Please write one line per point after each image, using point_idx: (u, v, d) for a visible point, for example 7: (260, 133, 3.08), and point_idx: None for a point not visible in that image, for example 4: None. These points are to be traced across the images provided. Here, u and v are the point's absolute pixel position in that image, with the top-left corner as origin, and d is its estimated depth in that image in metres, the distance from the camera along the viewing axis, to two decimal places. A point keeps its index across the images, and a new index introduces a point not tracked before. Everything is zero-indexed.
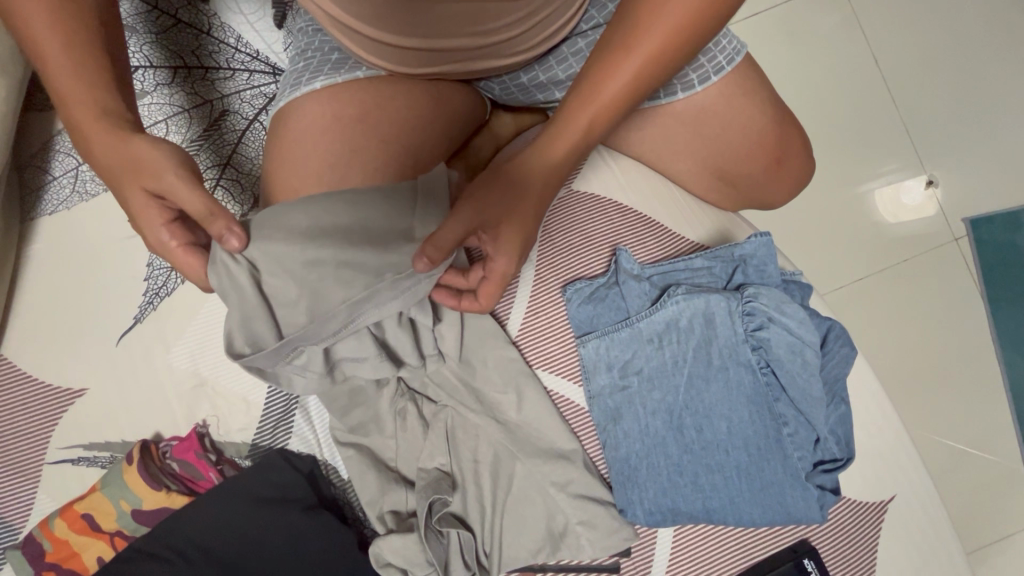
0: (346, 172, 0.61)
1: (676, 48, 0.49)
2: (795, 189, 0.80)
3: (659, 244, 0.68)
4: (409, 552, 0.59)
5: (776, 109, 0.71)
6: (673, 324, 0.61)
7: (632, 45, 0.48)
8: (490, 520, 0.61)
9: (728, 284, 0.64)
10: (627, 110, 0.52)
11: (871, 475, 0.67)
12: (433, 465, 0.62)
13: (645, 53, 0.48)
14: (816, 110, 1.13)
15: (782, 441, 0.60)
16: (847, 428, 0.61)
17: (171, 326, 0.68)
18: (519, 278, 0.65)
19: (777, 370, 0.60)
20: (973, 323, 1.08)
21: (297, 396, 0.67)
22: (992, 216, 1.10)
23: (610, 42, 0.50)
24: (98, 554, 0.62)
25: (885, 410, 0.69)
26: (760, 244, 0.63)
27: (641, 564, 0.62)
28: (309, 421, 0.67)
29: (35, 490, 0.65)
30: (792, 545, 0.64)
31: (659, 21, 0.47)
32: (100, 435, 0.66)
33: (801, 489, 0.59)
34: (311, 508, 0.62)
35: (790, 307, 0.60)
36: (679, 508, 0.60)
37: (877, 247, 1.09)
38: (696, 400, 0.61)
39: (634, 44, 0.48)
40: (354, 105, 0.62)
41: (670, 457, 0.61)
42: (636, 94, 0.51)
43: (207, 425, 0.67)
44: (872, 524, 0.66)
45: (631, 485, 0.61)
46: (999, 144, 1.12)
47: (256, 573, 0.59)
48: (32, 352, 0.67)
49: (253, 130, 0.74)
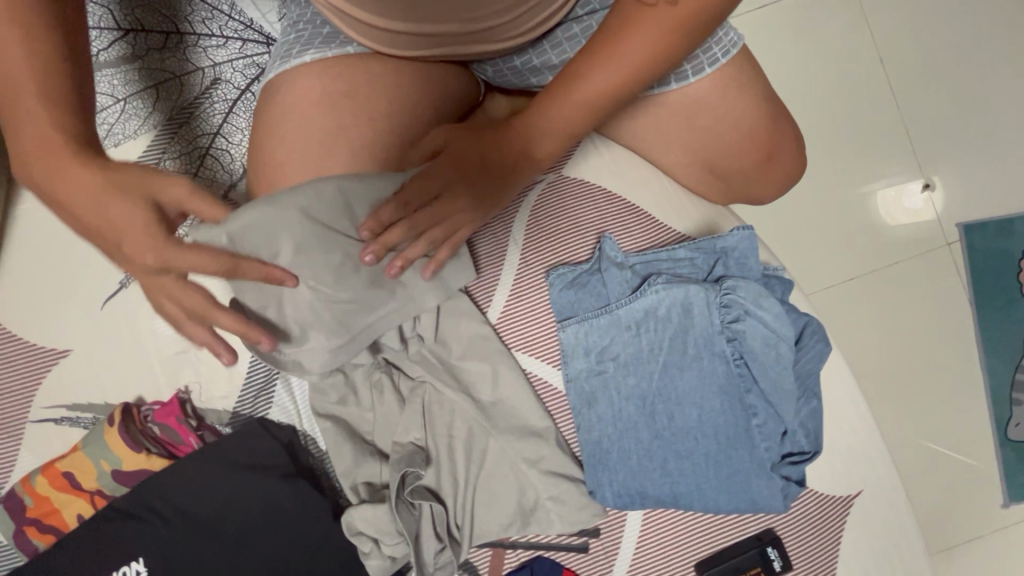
0: (332, 149, 0.61)
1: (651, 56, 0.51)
2: (785, 185, 0.80)
3: (645, 233, 0.69)
4: (384, 523, 0.61)
5: (769, 104, 0.71)
6: (651, 313, 0.62)
7: (610, 51, 0.51)
8: (463, 498, 0.62)
9: (708, 276, 0.64)
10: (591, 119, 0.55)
11: (840, 469, 0.68)
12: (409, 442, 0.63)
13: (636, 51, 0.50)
14: (815, 106, 1.13)
15: (750, 431, 0.61)
16: (818, 422, 0.62)
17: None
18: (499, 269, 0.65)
19: (750, 362, 0.60)
20: (958, 327, 1.09)
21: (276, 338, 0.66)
22: (985, 223, 1.10)
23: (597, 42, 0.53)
24: (78, 511, 0.64)
25: (859, 408, 0.70)
26: (742, 237, 0.63)
27: (608, 546, 0.64)
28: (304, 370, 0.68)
29: (18, 446, 0.66)
30: (757, 533, 0.66)
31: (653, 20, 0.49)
32: (83, 395, 0.67)
33: (766, 478, 0.61)
34: (288, 475, 0.63)
35: (767, 301, 0.60)
36: (647, 492, 0.62)
37: (868, 248, 1.10)
38: (669, 388, 0.62)
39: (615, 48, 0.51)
40: (344, 80, 0.62)
41: (640, 441, 0.62)
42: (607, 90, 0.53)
43: (189, 391, 0.68)
44: (838, 516, 0.68)
45: (602, 467, 0.62)
46: (998, 150, 1.12)
47: (233, 535, 0.61)
48: (19, 313, 0.68)
49: (244, 100, 0.74)
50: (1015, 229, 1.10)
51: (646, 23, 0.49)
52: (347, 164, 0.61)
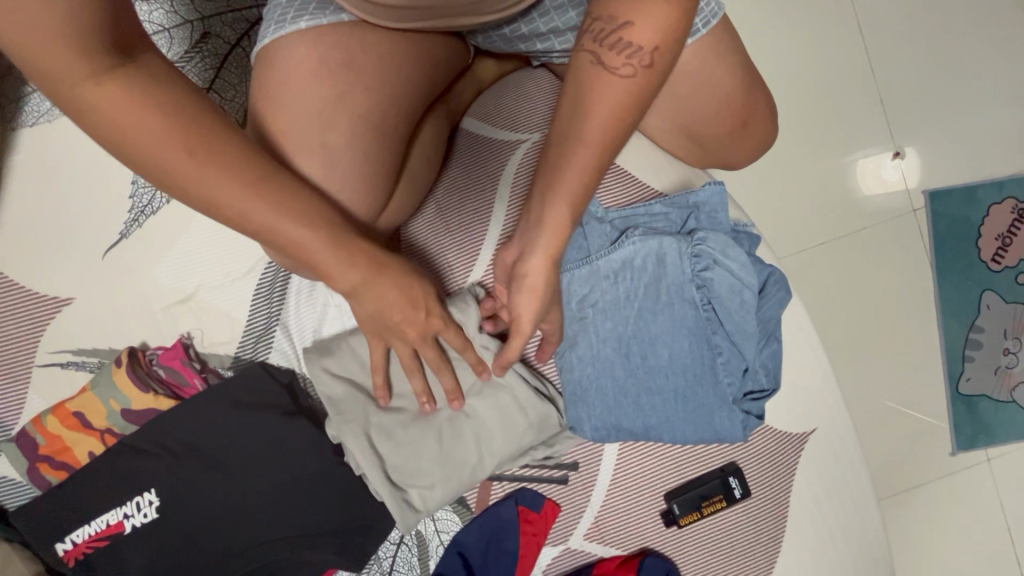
0: (333, 117, 0.64)
1: (624, 116, 0.55)
2: (760, 150, 0.84)
3: (625, 191, 0.73)
4: (391, 458, 0.66)
5: (746, 72, 0.74)
6: (629, 263, 0.66)
7: (586, 127, 0.55)
8: (471, 433, 0.67)
9: (681, 229, 0.69)
10: (599, 175, 0.57)
11: (797, 409, 0.75)
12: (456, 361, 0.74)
13: (608, 113, 0.55)
14: (795, 75, 1.16)
15: (715, 368, 0.67)
16: (777, 363, 0.68)
17: (166, 235, 0.71)
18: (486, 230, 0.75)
19: (716, 307, 0.66)
20: (918, 289, 1.16)
21: (286, 270, 0.71)
22: (949, 190, 1.16)
23: (568, 118, 0.56)
24: (89, 448, 0.68)
25: (818, 355, 0.76)
26: (713, 192, 0.68)
27: (586, 478, 0.72)
28: (315, 294, 0.70)
29: (26, 388, 0.69)
30: (721, 465, 0.73)
31: (609, 89, 0.54)
32: (88, 341, 0.70)
33: (728, 412, 0.67)
34: (290, 414, 0.67)
35: (734, 251, 0.65)
36: (622, 425, 0.68)
37: (838, 214, 1.16)
38: (644, 330, 0.67)
39: (587, 126, 0.55)
40: (340, 49, 0.64)
41: (617, 380, 0.67)
42: (602, 165, 0.57)
43: (191, 336, 0.71)
44: (793, 451, 0.75)
45: (581, 404, 0.68)
46: (967, 120, 1.17)
47: (237, 470, 0.65)
48: (21, 263, 0.70)
49: (235, 55, 0.76)
50: (977, 196, 1.16)
51: (614, 87, 0.54)
52: (347, 127, 0.65)
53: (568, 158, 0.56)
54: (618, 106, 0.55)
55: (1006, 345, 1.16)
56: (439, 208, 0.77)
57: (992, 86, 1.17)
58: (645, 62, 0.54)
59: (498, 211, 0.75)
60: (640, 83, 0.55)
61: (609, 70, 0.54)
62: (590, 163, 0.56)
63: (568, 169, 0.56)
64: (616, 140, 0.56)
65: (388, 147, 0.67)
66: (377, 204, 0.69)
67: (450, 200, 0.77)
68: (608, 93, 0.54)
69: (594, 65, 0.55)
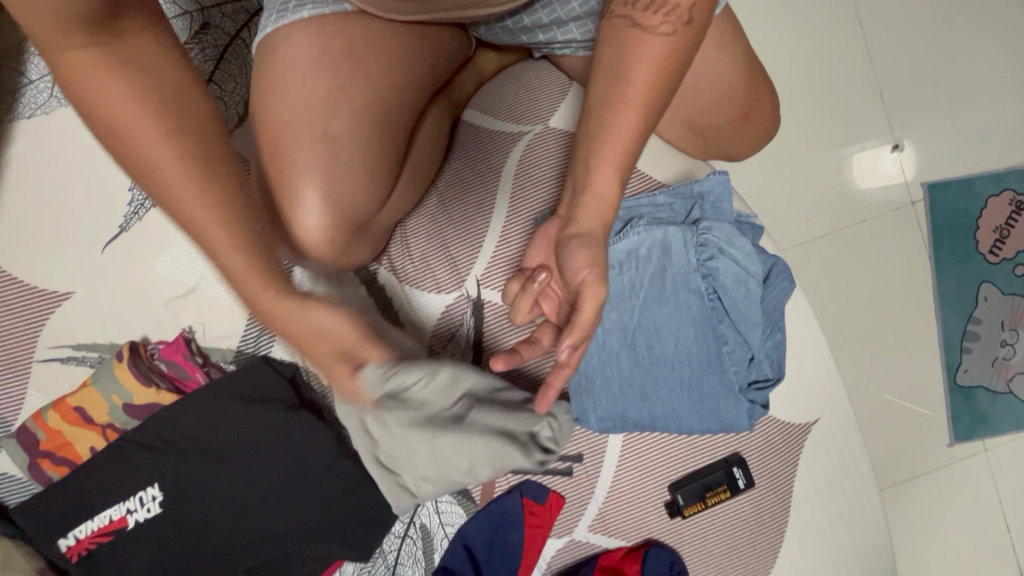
0: (335, 107, 0.63)
1: (665, 77, 0.53)
2: (762, 141, 0.84)
3: (628, 182, 0.73)
4: None
5: (748, 62, 0.74)
6: (633, 253, 0.66)
7: (627, 91, 0.53)
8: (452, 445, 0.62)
9: (686, 219, 0.69)
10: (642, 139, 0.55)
11: (800, 399, 0.75)
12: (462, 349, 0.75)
13: (649, 74, 0.52)
14: (794, 67, 1.16)
15: (721, 358, 0.67)
16: (781, 353, 0.68)
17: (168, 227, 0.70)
18: (488, 222, 0.75)
19: (722, 296, 0.66)
20: (918, 280, 1.17)
21: None
22: (948, 182, 1.16)
23: (606, 84, 0.54)
24: (91, 444, 0.67)
25: (821, 345, 0.76)
26: (717, 181, 0.68)
27: (590, 470, 0.72)
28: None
29: (25, 384, 0.68)
30: (725, 456, 0.73)
31: (649, 50, 0.52)
32: (89, 336, 0.69)
33: (734, 401, 0.67)
34: (293, 407, 0.67)
35: (738, 240, 0.65)
36: (628, 416, 0.68)
37: (838, 206, 1.16)
38: (649, 321, 0.67)
39: (627, 91, 0.53)
40: (342, 39, 0.64)
41: (622, 370, 0.67)
42: (645, 128, 0.55)
43: (193, 331, 0.70)
44: (797, 441, 0.75)
45: (587, 395, 0.68)
46: (965, 111, 1.17)
47: (240, 465, 0.65)
48: (19, 258, 0.69)
49: (235, 46, 0.75)
50: (976, 187, 1.16)
51: (652, 48, 0.52)
52: (348, 117, 0.64)
53: (609, 125, 0.54)
54: (657, 69, 0.52)
55: (1004, 337, 1.16)
56: (441, 200, 0.76)
57: (990, 77, 1.18)
58: (684, 19, 0.51)
59: (501, 203, 0.75)
60: (682, 41, 0.52)
61: (646, 31, 0.52)
62: (631, 128, 0.54)
63: (609, 135, 0.54)
64: (658, 102, 0.54)
65: (390, 137, 0.67)
66: (379, 195, 0.68)
67: (453, 191, 0.76)
68: (648, 55, 0.52)
69: (629, 28, 0.52)
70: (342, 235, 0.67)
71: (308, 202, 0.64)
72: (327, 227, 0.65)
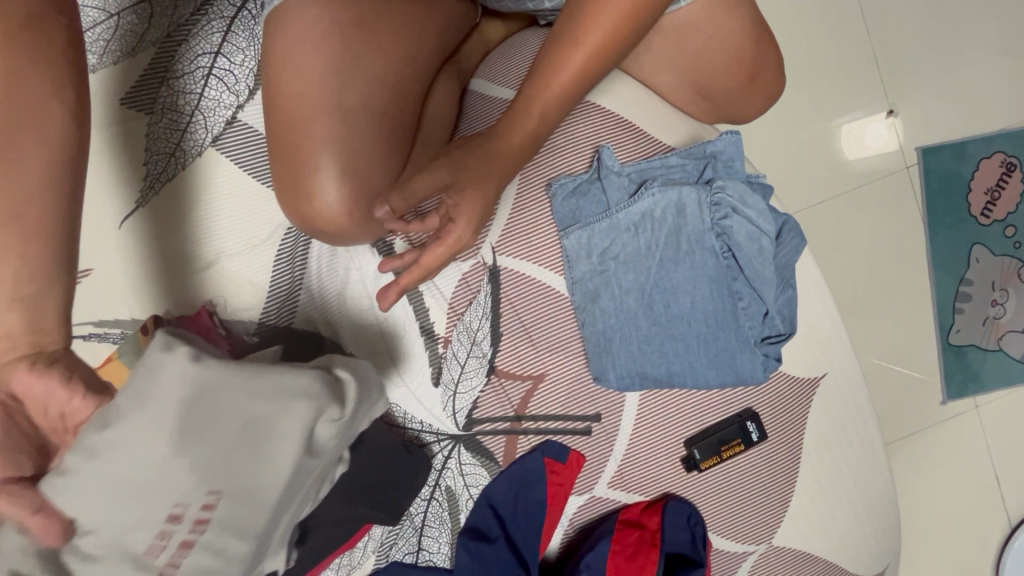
0: (348, 77, 0.63)
1: (615, 38, 0.59)
2: (766, 105, 0.85)
3: (639, 146, 0.73)
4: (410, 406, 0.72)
5: (755, 25, 0.75)
6: (648, 215, 0.68)
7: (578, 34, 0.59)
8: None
9: (699, 179, 0.70)
10: (580, 88, 0.63)
11: (808, 357, 0.78)
12: (478, 332, 0.70)
13: (596, 34, 0.59)
14: (791, 35, 1.17)
15: (736, 313, 0.69)
16: (792, 308, 0.70)
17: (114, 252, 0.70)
18: None
19: (736, 254, 0.67)
20: (914, 244, 1.19)
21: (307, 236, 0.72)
22: (941, 146, 1.18)
23: (562, 30, 0.60)
24: None
25: (827, 304, 0.78)
26: (729, 141, 0.70)
27: (609, 429, 0.73)
28: (336, 259, 0.73)
29: None
30: (738, 411, 0.75)
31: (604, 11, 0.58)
32: (110, 313, 0.69)
33: (749, 354, 0.69)
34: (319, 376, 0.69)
35: (751, 198, 0.67)
36: (647, 372, 0.70)
37: (834, 173, 1.18)
38: (664, 280, 0.69)
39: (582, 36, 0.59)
40: (351, 10, 0.64)
41: (640, 329, 0.70)
42: (583, 76, 0.62)
43: (215, 305, 0.70)
44: (806, 395, 0.78)
45: (605, 354, 0.70)
46: (959, 74, 1.18)
47: None
48: None
49: (241, 18, 0.74)
50: (968, 151, 1.19)
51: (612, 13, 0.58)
52: (361, 87, 0.63)
53: (551, 67, 0.61)
54: (614, 25, 0.58)
55: (994, 297, 1.20)
56: None
57: (984, 40, 1.18)
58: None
59: None
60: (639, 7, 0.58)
61: None
62: (578, 68, 0.61)
63: (550, 78, 0.61)
64: (600, 60, 0.61)
65: (404, 107, 0.66)
66: (396, 164, 0.67)
67: None
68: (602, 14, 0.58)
69: None
70: (359, 206, 0.66)
71: (325, 174, 0.64)
72: (343, 198, 0.65)
